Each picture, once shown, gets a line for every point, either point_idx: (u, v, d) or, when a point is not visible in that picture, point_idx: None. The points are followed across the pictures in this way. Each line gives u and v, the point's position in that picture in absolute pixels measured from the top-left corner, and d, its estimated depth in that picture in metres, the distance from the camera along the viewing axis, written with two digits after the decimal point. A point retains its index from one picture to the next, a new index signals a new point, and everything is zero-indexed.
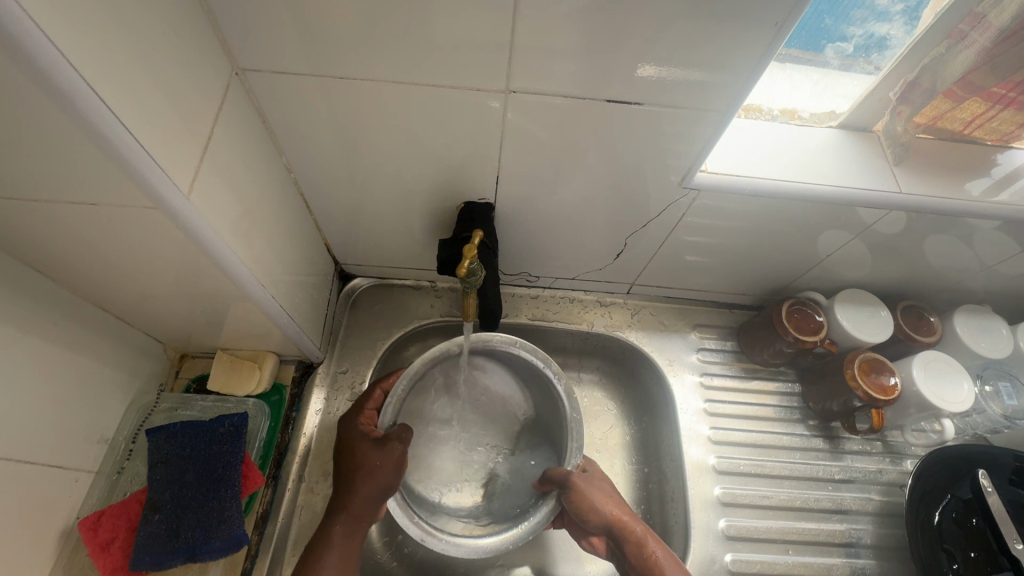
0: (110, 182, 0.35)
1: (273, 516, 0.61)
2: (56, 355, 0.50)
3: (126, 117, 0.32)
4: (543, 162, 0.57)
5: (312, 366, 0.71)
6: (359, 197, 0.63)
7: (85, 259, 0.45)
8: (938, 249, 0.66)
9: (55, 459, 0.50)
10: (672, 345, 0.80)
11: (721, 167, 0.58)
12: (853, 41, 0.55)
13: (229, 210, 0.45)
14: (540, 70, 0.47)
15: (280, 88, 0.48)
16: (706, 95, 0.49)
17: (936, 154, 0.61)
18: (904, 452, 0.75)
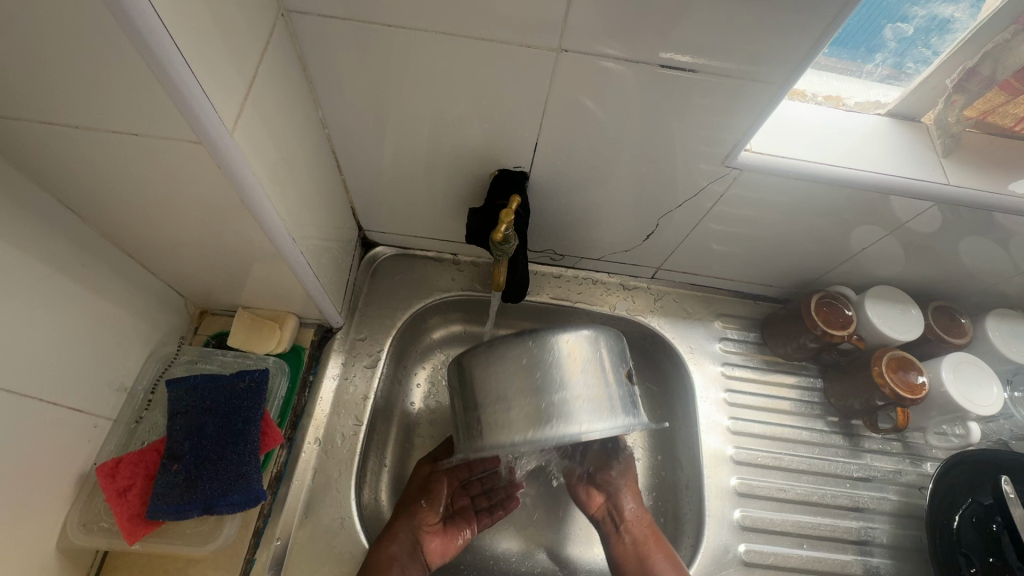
0: (160, 110, 0.34)
1: (287, 477, 0.61)
2: (82, 296, 0.49)
3: (181, 44, 0.32)
4: (583, 134, 0.56)
5: (331, 331, 0.70)
6: (391, 160, 0.61)
7: (118, 197, 0.44)
8: (977, 249, 0.64)
9: (75, 402, 0.50)
10: (694, 334, 0.79)
11: (766, 148, 0.56)
12: (915, 21, 0.52)
13: (267, 157, 0.44)
14: (597, 31, 0.45)
15: (323, 35, 0.47)
16: (766, 67, 0.47)
17: (984, 149, 0.59)
18: (924, 454, 0.74)
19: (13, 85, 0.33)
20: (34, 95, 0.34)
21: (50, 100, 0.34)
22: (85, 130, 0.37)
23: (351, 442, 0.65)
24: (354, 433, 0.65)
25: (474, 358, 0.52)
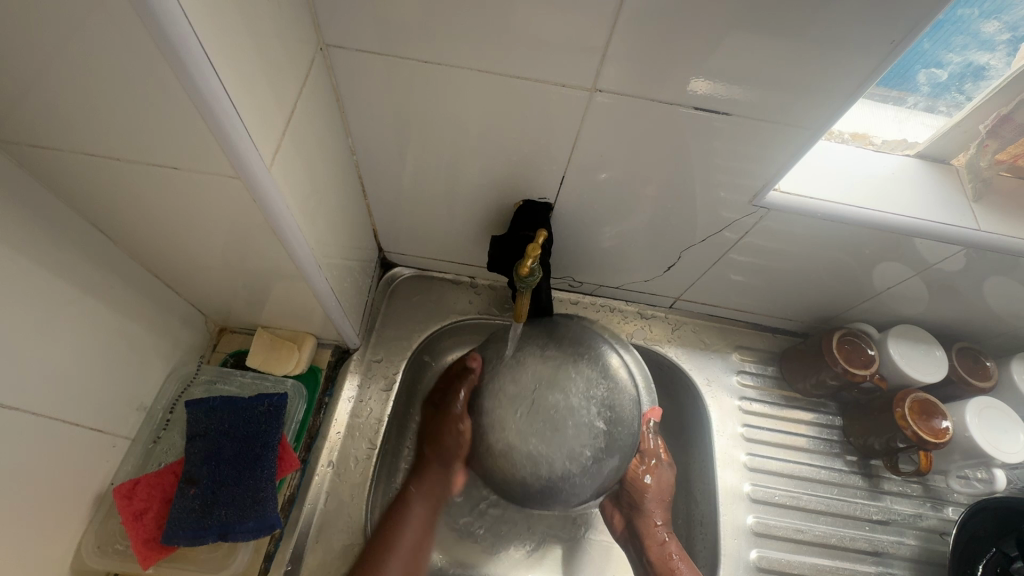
0: (202, 147, 0.35)
1: (300, 500, 0.60)
2: (109, 317, 0.49)
3: (229, 86, 0.32)
4: (610, 167, 0.56)
5: (348, 352, 0.70)
6: (416, 187, 0.62)
7: (151, 223, 0.45)
8: (1006, 293, 0.63)
9: (97, 422, 0.50)
10: (711, 366, 0.78)
11: (793, 188, 0.56)
12: (949, 67, 0.52)
13: (300, 188, 0.45)
14: (630, 72, 0.45)
15: (359, 68, 0.48)
16: (799, 113, 0.47)
17: (1016, 194, 0.58)
18: (945, 498, 0.73)
19: (65, 120, 0.34)
20: (85, 129, 0.35)
21: (99, 135, 0.35)
22: (127, 162, 0.37)
23: (364, 465, 0.64)
24: (368, 456, 0.65)
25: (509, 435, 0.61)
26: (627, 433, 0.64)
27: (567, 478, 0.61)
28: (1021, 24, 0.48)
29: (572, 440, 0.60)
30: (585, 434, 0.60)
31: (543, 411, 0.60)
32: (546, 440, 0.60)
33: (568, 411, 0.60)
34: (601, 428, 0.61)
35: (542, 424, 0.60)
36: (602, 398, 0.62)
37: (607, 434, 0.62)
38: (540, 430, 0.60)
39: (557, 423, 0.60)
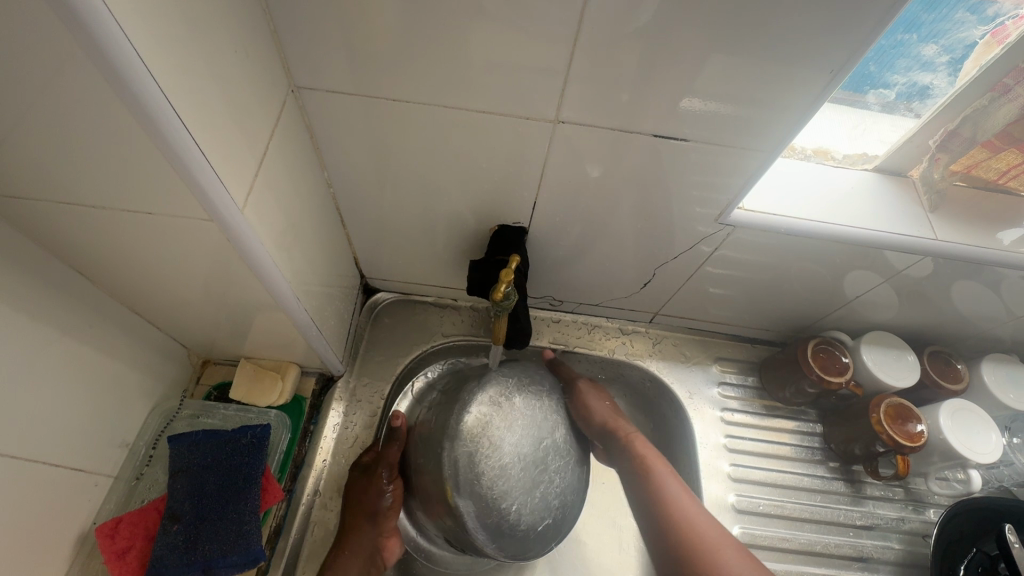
0: (175, 195, 0.37)
1: (285, 531, 0.61)
2: (90, 356, 0.50)
3: (197, 135, 0.34)
4: (581, 190, 0.58)
5: (332, 379, 0.71)
6: (393, 215, 0.63)
7: (128, 264, 0.46)
8: (970, 297, 0.65)
9: (78, 462, 0.51)
10: (693, 378, 0.79)
11: (758, 205, 0.58)
12: (896, 88, 0.55)
13: (275, 223, 0.46)
14: (587, 102, 0.48)
15: (330, 105, 0.50)
16: (753, 136, 0.49)
17: (970, 203, 0.61)
18: (927, 500, 0.74)
19: (39, 174, 0.35)
20: (59, 181, 0.36)
21: (73, 186, 0.36)
22: (102, 210, 0.39)
23: (350, 493, 0.65)
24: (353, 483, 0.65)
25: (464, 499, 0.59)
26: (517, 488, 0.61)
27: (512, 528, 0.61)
28: (959, 46, 0.50)
29: (496, 480, 0.60)
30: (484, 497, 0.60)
31: (483, 470, 0.60)
32: (527, 477, 0.61)
33: (513, 462, 0.61)
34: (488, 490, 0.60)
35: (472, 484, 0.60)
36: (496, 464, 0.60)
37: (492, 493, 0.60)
38: (479, 496, 0.60)
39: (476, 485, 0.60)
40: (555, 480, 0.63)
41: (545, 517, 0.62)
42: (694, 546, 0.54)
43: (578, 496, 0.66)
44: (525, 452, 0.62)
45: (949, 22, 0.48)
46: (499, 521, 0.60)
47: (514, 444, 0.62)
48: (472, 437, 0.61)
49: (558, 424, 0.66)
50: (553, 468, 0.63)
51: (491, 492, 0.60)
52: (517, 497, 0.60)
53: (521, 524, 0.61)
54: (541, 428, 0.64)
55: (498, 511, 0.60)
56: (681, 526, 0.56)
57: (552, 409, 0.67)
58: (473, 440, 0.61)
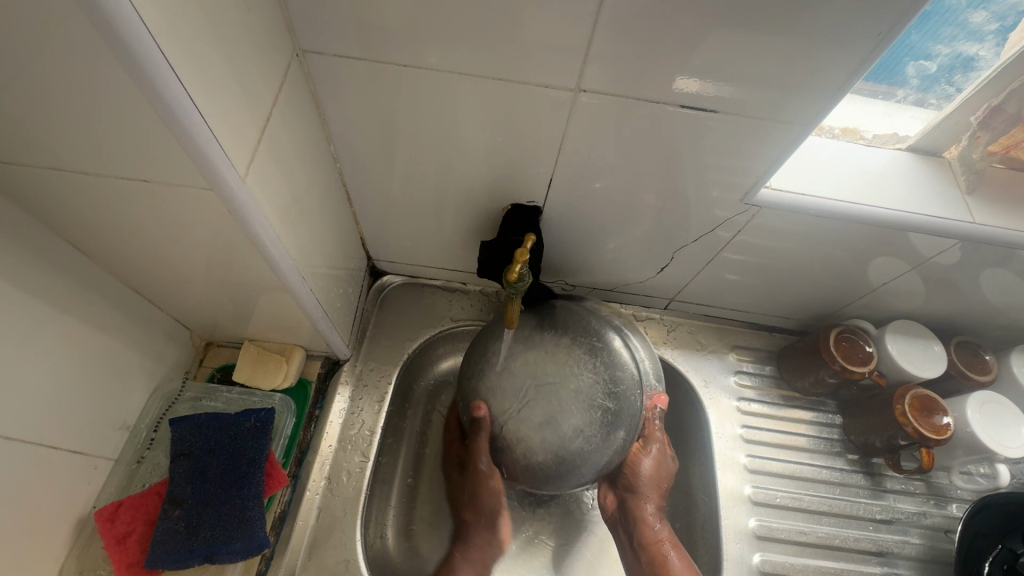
0: (172, 161, 0.34)
1: (290, 518, 0.59)
2: (88, 335, 0.49)
3: (195, 95, 0.32)
4: (598, 167, 0.55)
5: (338, 362, 0.69)
6: (401, 193, 0.61)
7: (125, 238, 0.44)
8: (1004, 285, 0.62)
9: (76, 445, 0.49)
10: (708, 366, 0.77)
11: (785, 184, 0.55)
12: (938, 59, 0.51)
13: (279, 196, 0.44)
14: (610, 69, 0.44)
15: (336, 73, 0.47)
16: (786, 110, 0.46)
17: (1008, 185, 0.58)
18: (949, 495, 0.72)
19: (27, 137, 0.33)
20: (48, 145, 0.34)
21: (63, 149, 0.34)
22: (95, 177, 0.36)
23: (357, 479, 0.63)
24: (360, 469, 0.64)
25: (498, 396, 0.59)
26: (564, 406, 0.57)
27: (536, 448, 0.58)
28: (1010, 14, 0.47)
29: (526, 385, 0.58)
30: (524, 399, 0.58)
31: (519, 374, 0.59)
32: (549, 407, 0.57)
33: (556, 387, 0.58)
34: (529, 396, 0.58)
35: (517, 390, 0.58)
36: (551, 377, 0.58)
37: (535, 398, 0.58)
38: (500, 385, 0.60)
39: (522, 391, 0.58)
40: (567, 436, 0.57)
41: (531, 450, 0.58)
42: None
43: (568, 469, 0.58)
44: (569, 391, 0.57)
45: None
46: (495, 418, 0.60)
47: (564, 383, 0.58)
48: (540, 342, 0.60)
49: (612, 402, 0.58)
50: (575, 427, 0.57)
51: (511, 392, 0.59)
52: (526, 412, 0.58)
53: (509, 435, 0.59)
54: (597, 393, 0.58)
55: (501, 414, 0.59)
56: None
57: (616, 388, 0.59)
58: (540, 347, 0.60)
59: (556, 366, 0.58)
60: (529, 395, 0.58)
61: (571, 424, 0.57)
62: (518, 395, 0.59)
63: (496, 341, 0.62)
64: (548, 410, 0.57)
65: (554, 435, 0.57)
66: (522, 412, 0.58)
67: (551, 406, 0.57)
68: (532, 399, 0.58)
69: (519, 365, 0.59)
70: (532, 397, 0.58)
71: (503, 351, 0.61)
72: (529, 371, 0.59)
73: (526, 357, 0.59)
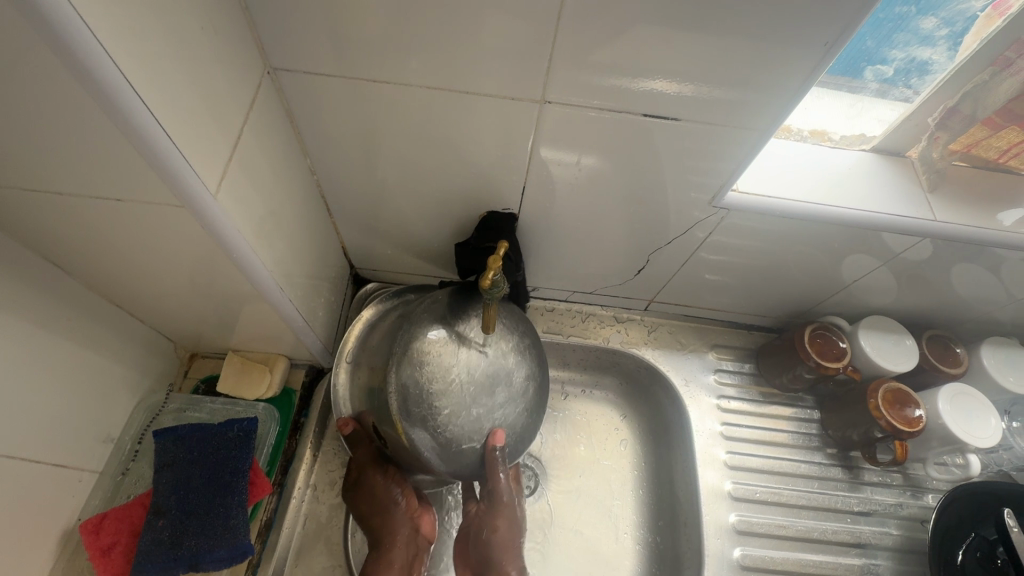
0: (142, 180, 0.35)
1: (277, 525, 0.60)
2: (70, 350, 0.49)
3: (161, 116, 0.33)
4: (569, 173, 0.56)
5: (323, 370, 0.70)
6: (378, 203, 0.62)
7: (101, 255, 0.45)
8: (971, 279, 0.64)
9: (60, 460, 0.50)
10: (689, 366, 0.78)
11: (752, 187, 0.57)
12: (894, 63, 0.53)
13: (253, 210, 0.45)
14: (575, 80, 0.46)
15: (308, 89, 0.48)
16: (745, 114, 0.48)
17: (970, 183, 0.60)
18: (925, 486, 0.74)
19: (0, 161, 0.34)
20: (20, 167, 0.34)
21: (34, 171, 0.35)
22: (68, 198, 0.37)
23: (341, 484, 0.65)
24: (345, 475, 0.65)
25: (438, 424, 0.52)
26: (506, 391, 0.54)
27: (505, 444, 0.54)
28: (958, 19, 0.49)
29: (465, 391, 0.52)
30: (471, 412, 0.53)
31: (449, 382, 0.52)
32: (492, 397, 0.53)
33: (489, 377, 0.53)
34: (475, 405, 0.53)
35: (456, 403, 0.52)
36: (482, 372, 0.53)
37: (481, 405, 0.53)
38: (445, 403, 0.52)
39: (460, 402, 0.52)
40: (511, 428, 0.55)
41: (490, 446, 0.53)
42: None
43: (519, 441, 0.56)
44: (506, 385, 0.54)
45: None
46: (453, 436, 0.52)
47: (492, 364, 0.54)
48: (452, 346, 0.53)
49: (533, 359, 0.58)
50: (520, 401, 0.56)
51: (454, 406, 0.52)
52: (477, 415, 0.53)
53: (474, 440, 0.53)
54: (522, 356, 0.56)
55: (450, 433, 0.52)
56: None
57: (530, 350, 0.58)
58: (462, 352, 0.53)
59: (478, 355, 0.54)
60: (470, 401, 0.52)
61: (520, 399, 0.55)
62: (461, 403, 0.52)
63: (411, 373, 0.53)
64: (497, 397, 0.54)
65: (513, 423, 0.55)
66: (475, 419, 0.53)
67: (501, 398, 0.54)
68: (478, 395, 0.53)
69: (436, 379, 0.52)
70: (477, 398, 0.53)
71: (408, 371, 0.53)
72: (455, 378, 0.52)
73: (440, 363, 0.53)
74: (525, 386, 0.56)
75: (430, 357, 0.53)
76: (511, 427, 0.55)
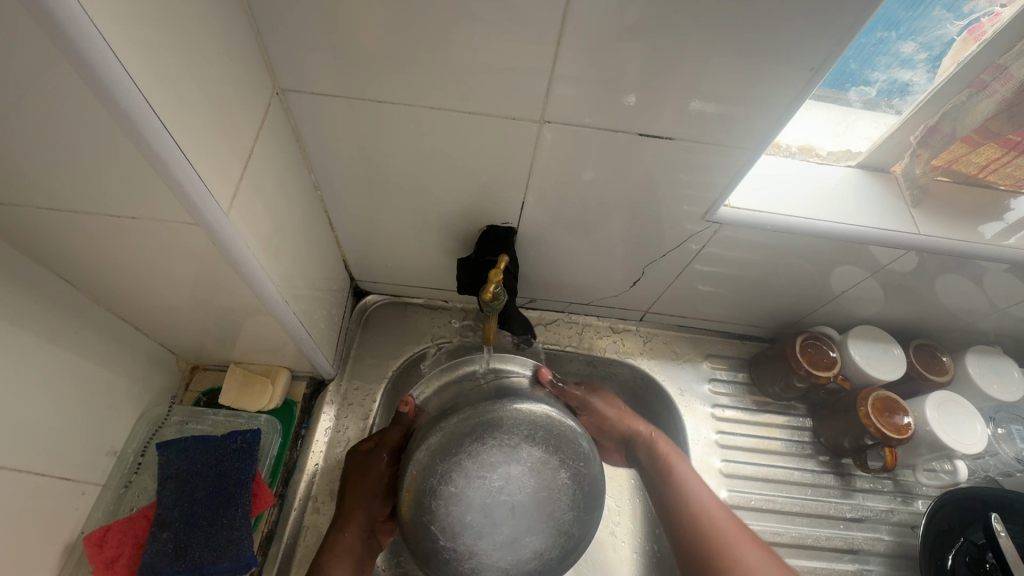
0: (158, 198, 0.36)
1: (277, 537, 0.60)
2: (76, 363, 0.50)
3: (179, 136, 0.34)
4: (567, 189, 0.58)
5: (323, 382, 0.70)
6: (380, 217, 0.63)
7: (111, 271, 0.46)
8: (954, 290, 0.66)
9: (65, 472, 0.50)
10: (684, 375, 0.80)
11: (744, 202, 0.59)
12: (877, 84, 0.56)
13: (262, 226, 0.46)
14: (573, 100, 0.48)
15: (315, 108, 0.50)
16: (737, 133, 0.50)
17: (951, 197, 0.62)
18: (915, 492, 0.75)
19: (20, 180, 0.35)
20: (39, 186, 0.36)
21: (52, 190, 0.36)
22: (83, 215, 0.38)
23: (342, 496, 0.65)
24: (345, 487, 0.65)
25: (433, 492, 0.55)
26: (509, 508, 0.55)
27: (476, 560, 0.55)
28: (936, 44, 0.52)
29: (469, 481, 0.55)
30: (465, 500, 0.55)
31: (465, 465, 0.55)
32: (488, 507, 0.55)
33: (501, 481, 0.55)
34: (472, 499, 0.55)
35: (456, 486, 0.55)
36: (497, 476, 0.55)
37: (477, 503, 0.55)
38: (448, 485, 0.55)
39: (462, 486, 0.55)
40: (491, 550, 0.55)
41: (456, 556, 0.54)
42: (714, 550, 0.63)
43: None
44: (507, 504, 0.55)
45: (924, 20, 0.49)
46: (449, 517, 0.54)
47: (507, 477, 0.55)
48: (495, 442, 0.56)
49: (564, 499, 0.57)
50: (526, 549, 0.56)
51: (454, 486, 0.55)
52: (468, 510, 0.55)
53: (450, 536, 0.54)
54: (544, 492, 0.56)
55: (433, 511, 0.55)
56: (704, 527, 0.65)
57: (565, 490, 0.57)
58: (494, 448, 0.56)
59: (501, 455, 0.56)
60: (469, 488, 0.55)
61: (520, 521, 0.55)
62: (458, 492, 0.55)
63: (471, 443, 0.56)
64: (495, 509, 0.55)
65: (500, 541, 0.55)
66: (462, 512, 0.55)
67: (501, 506, 0.55)
68: (475, 495, 0.55)
69: (458, 448, 0.56)
70: (475, 496, 0.55)
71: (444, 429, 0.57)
72: (473, 462, 0.56)
73: (473, 444, 0.56)
74: (536, 512, 0.56)
75: (467, 427, 0.57)
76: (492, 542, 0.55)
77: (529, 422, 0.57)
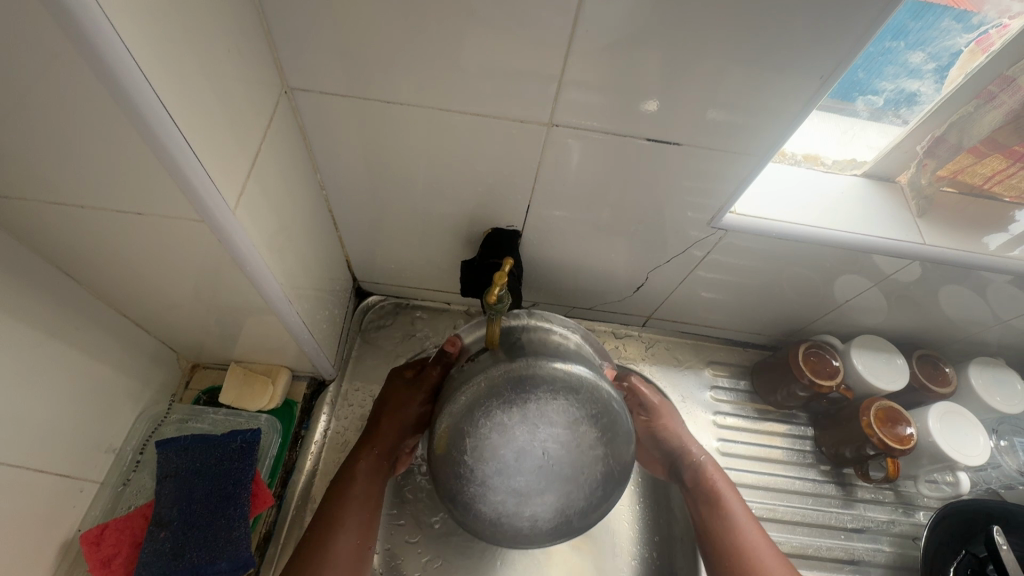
0: (165, 195, 0.36)
1: (275, 538, 0.60)
2: (77, 359, 0.50)
3: (189, 133, 0.34)
4: (573, 193, 0.58)
5: (324, 383, 0.70)
6: (385, 218, 0.63)
7: (115, 267, 0.46)
8: (958, 300, 0.66)
9: (63, 469, 0.50)
10: (686, 382, 0.80)
11: (750, 209, 0.59)
12: (884, 94, 0.55)
13: (267, 225, 0.46)
14: (581, 104, 0.48)
15: (323, 108, 0.50)
16: (745, 141, 0.50)
17: (956, 208, 0.62)
18: (916, 503, 0.75)
19: (26, 174, 0.35)
20: (45, 180, 0.35)
21: (58, 184, 0.36)
22: (89, 210, 0.38)
23: None
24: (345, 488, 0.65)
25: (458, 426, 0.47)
26: (535, 469, 0.47)
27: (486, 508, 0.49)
28: (944, 54, 0.51)
29: (499, 430, 0.46)
30: (492, 445, 0.47)
31: (500, 413, 0.46)
32: (513, 461, 0.47)
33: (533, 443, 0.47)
34: (499, 448, 0.47)
35: (484, 431, 0.47)
36: (532, 435, 0.47)
37: (500, 452, 0.47)
38: (472, 429, 0.47)
39: (492, 431, 0.47)
40: (504, 505, 0.48)
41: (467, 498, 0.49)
42: (741, 551, 0.58)
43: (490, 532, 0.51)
44: (533, 467, 0.47)
45: (936, 30, 0.49)
46: (480, 453, 0.47)
47: (541, 444, 0.47)
48: (540, 406, 0.47)
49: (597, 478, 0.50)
50: (537, 517, 0.49)
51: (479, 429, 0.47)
52: (489, 457, 0.47)
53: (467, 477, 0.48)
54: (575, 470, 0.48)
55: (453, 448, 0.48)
56: (729, 524, 0.60)
57: (599, 469, 0.49)
58: (534, 411, 0.46)
59: (539, 415, 0.47)
60: (498, 438, 0.47)
61: (542, 486, 0.48)
62: (483, 435, 0.47)
63: (513, 394, 0.47)
64: (521, 466, 0.47)
65: (516, 499, 0.48)
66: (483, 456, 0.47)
67: (526, 465, 0.47)
68: (498, 444, 0.47)
69: (497, 390, 0.47)
70: (500, 445, 0.47)
71: (485, 371, 0.48)
72: (512, 410, 0.46)
73: (513, 395, 0.46)
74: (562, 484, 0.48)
75: (508, 375, 0.47)
76: (508, 496, 0.48)
77: (584, 389, 0.47)
